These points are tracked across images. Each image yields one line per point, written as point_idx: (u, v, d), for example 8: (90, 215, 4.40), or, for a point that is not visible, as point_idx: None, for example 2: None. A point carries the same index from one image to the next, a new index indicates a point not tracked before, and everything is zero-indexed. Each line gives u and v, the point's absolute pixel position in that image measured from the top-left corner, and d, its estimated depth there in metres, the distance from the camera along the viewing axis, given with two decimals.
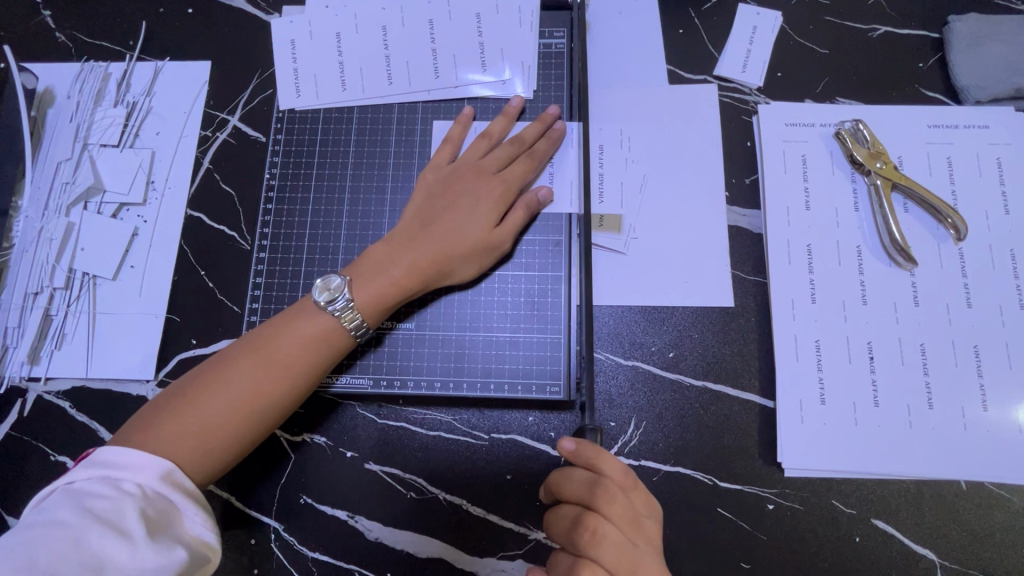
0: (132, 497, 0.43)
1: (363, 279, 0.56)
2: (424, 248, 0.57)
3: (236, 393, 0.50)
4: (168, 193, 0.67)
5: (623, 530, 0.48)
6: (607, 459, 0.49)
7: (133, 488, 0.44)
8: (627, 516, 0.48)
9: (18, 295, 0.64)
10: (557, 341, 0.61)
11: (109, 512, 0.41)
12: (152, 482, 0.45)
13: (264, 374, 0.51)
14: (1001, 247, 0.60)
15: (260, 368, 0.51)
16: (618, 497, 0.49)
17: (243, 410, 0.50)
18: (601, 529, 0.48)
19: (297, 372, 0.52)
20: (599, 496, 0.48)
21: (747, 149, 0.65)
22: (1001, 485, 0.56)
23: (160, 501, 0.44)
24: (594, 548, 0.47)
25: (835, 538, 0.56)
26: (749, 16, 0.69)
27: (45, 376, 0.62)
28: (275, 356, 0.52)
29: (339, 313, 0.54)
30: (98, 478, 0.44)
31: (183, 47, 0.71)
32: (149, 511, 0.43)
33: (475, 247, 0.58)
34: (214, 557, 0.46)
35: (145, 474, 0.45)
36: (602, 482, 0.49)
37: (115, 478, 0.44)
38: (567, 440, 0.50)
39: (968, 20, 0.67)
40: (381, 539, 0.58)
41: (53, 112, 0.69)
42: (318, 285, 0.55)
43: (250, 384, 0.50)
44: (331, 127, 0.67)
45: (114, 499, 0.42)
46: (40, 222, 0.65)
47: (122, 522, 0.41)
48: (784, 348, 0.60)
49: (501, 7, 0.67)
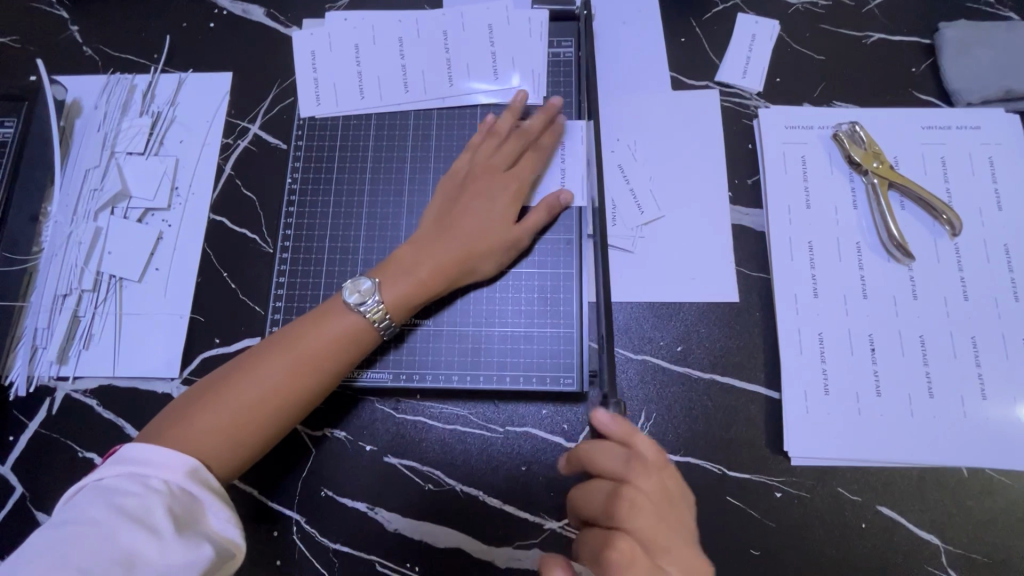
0: (159, 494, 0.44)
1: (390, 280, 0.58)
2: (445, 248, 0.60)
3: (266, 389, 0.52)
4: (192, 199, 0.69)
5: (657, 503, 0.49)
6: (639, 435, 0.51)
7: (160, 485, 0.45)
8: (659, 489, 0.50)
9: (48, 297, 0.66)
10: (569, 336, 0.63)
11: (138, 510, 0.43)
12: (179, 479, 0.46)
13: (290, 371, 0.53)
14: (995, 242, 0.63)
15: (286, 365, 0.53)
16: (649, 472, 0.50)
17: (272, 405, 0.52)
18: (638, 501, 0.48)
19: (322, 369, 0.54)
20: (635, 469, 0.49)
21: (749, 151, 0.68)
22: (1001, 472, 0.58)
23: (186, 498, 0.46)
24: (631, 518, 0.48)
25: (842, 525, 0.58)
26: (748, 25, 0.72)
27: (73, 375, 0.64)
28: (301, 354, 0.54)
29: (369, 313, 0.56)
30: (125, 474, 0.46)
31: (206, 59, 0.74)
32: (176, 509, 0.44)
33: (495, 246, 0.61)
34: (238, 553, 0.47)
35: (171, 471, 0.46)
36: (637, 456, 0.50)
37: (143, 474, 0.46)
38: (602, 412, 0.51)
39: (958, 26, 0.70)
40: (400, 530, 0.60)
41: (81, 122, 0.72)
42: (348, 286, 0.57)
43: (279, 381, 0.52)
44: (349, 133, 0.70)
45: (142, 497, 0.44)
46: (69, 227, 0.68)
47: (151, 519, 0.43)
48: (788, 341, 0.62)
49: (512, 18, 0.70)
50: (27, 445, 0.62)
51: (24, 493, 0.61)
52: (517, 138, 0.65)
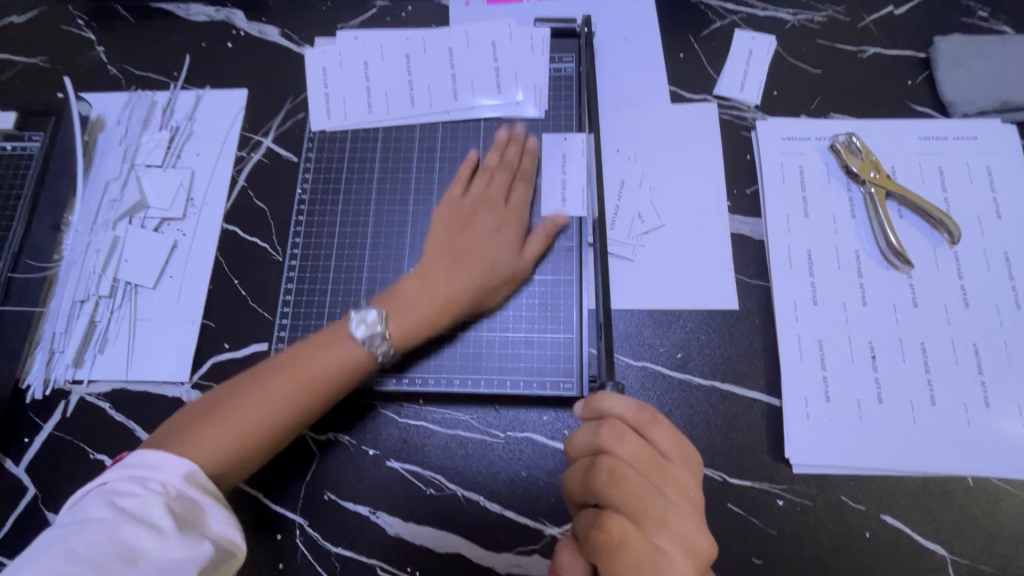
0: (159, 495, 0.45)
1: (397, 313, 0.59)
2: (454, 281, 0.61)
3: (271, 401, 0.53)
4: (206, 209, 0.72)
5: (641, 471, 0.47)
6: (616, 400, 0.50)
7: (160, 487, 0.46)
8: (642, 454, 0.48)
9: (67, 303, 0.69)
10: (569, 341, 0.64)
11: (139, 510, 0.44)
12: (177, 482, 0.47)
13: (296, 386, 0.54)
14: (995, 250, 0.63)
15: (292, 383, 0.54)
16: (629, 436, 0.49)
17: (275, 418, 0.53)
18: (617, 468, 0.47)
19: (327, 386, 0.56)
20: (611, 437, 0.48)
21: (747, 162, 0.69)
22: (1007, 481, 0.57)
23: (185, 500, 0.46)
24: (611, 488, 0.46)
25: (846, 534, 0.57)
26: (745, 40, 0.74)
27: (87, 379, 0.66)
28: (307, 371, 0.55)
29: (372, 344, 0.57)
30: (128, 477, 0.46)
31: (222, 77, 0.77)
32: (175, 509, 0.45)
33: (499, 279, 0.63)
34: (238, 553, 0.47)
35: (170, 474, 0.47)
36: (612, 423, 0.49)
37: (144, 477, 0.46)
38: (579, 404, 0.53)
39: (953, 40, 0.71)
40: (401, 535, 0.60)
41: (103, 136, 0.75)
42: (357, 317, 0.58)
43: (284, 394, 0.54)
44: (358, 146, 0.72)
45: (142, 497, 0.44)
46: (89, 236, 0.71)
47: (150, 519, 0.43)
48: (788, 349, 0.62)
49: (515, 36, 0.73)
50: (41, 447, 0.64)
51: (35, 493, 0.63)
52: (518, 170, 0.68)
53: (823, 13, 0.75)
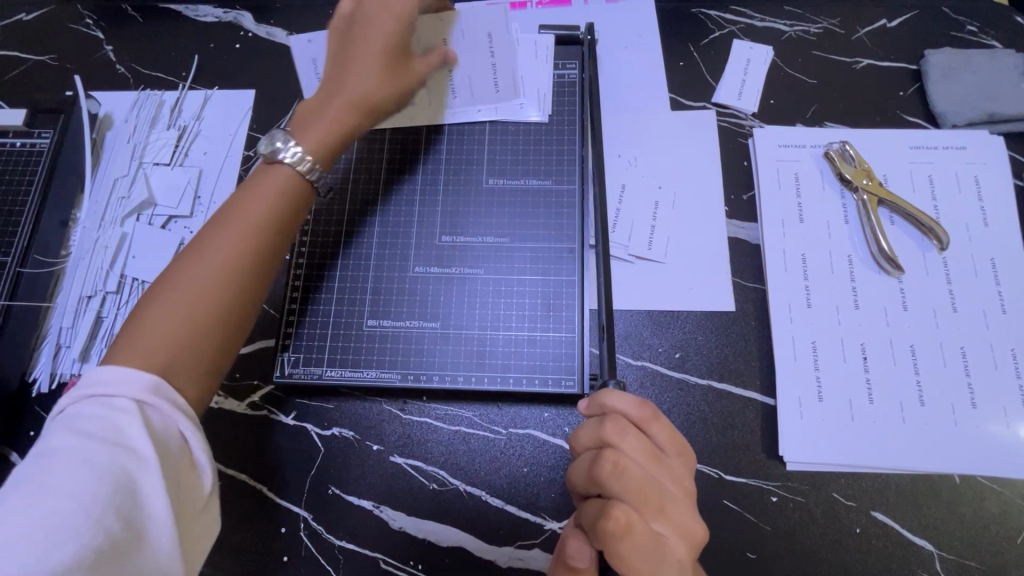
0: (126, 413, 0.42)
1: (305, 133, 0.57)
2: (341, 106, 0.58)
3: (209, 273, 0.48)
4: (213, 207, 0.73)
5: (644, 464, 0.49)
6: (620, 396, 0.51)
7: (124, 402, 0.42)
8: (645, 448, 0.49)
9: (74, 298, 0.69)
10: (571, 340, 0.65)
11: (108, 432, 0.41)
12: (141, 394, 0.43)
13: (229, 236, 0.50)
14: (982, 256, 0.65)
15: (229, 236, 0.50)
16: (631, 430, 0.50)
17: (220, 283, 0.48)
18: (622, 461, 0.48)
19: (283, 198, 0.53)
20: (612, 432, 0.49)
21: (744, 168, 0.71)
22: (993, 479, 0.59)
23: (154, 414, 0.43)
24: (617, 481, 0.48)
25: (837, 529, 0.59)
26: (743, 50, 0.76)
27: (94, 373, 0.67)
28: (233, 225, 0.50)
29: (293, 160, 0.54)
30: (88, 398, 0.43)
31: (230, 78, 0.78)
32: (148, 427, 0.42)
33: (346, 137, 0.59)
34: (209, 469, 0.45)
35: (131, 386, 0.43)
36: (616, 418, 0.50)
37: (104, 396, 0.42)
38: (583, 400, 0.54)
39: (943, 53, 0.73)
40: (404, 528, 0.61)
41: (112, 134, 0.76)
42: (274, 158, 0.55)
43: (225, 242, 0.50)
44: (364, 147, 0.73)
45: (109, 419, 0.41)
46: (97, 232, 0.71)
47: (123, 442, 0.41)
48: (783, 350, 0.64)
49: (520, 41, 0.74)
50: None
51: None
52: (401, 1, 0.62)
53: (819, 25, 0.77)
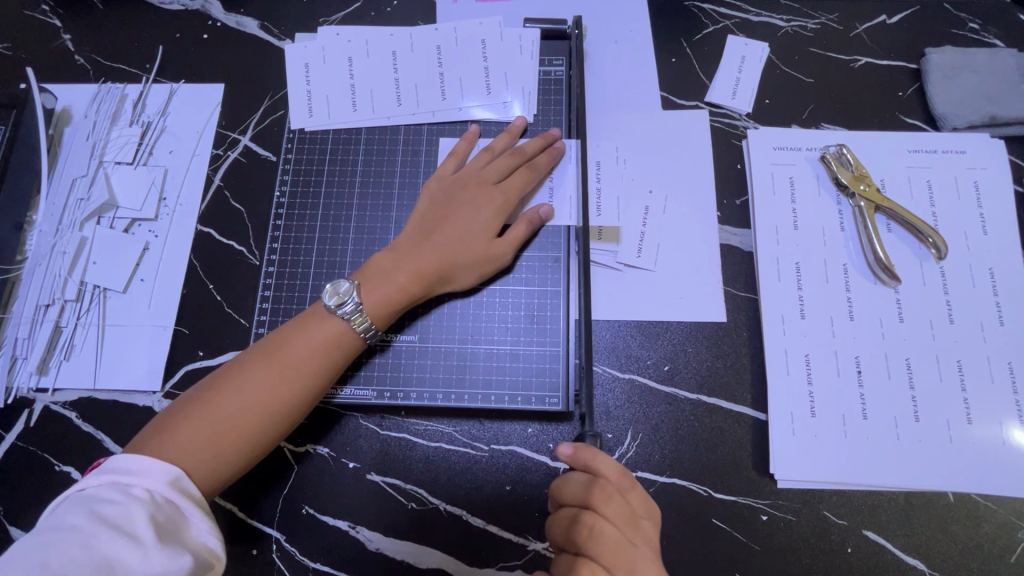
0: (142, 502, 0.43)
1: (369, 286, 0.58)
2: (420, 256, 0.59)
3: (253, 393, 0.51)
4: (179, 210, 0.69)
5: (621, 529, 0.50)
6: (603, 460, 0.52)
7: (143, 493, 0.44)
8: (624, 515, 0.51)
9: (30, 307, 0.66)
10: (555, 354, 0.63)
11: (120, 517, 0.42)
12: (162, 488, 0.45)
13: (278, 364, 0.53)
14: (981, 266, 0.63)
15: (280, 363, 0.53)
16: (614, 497, 0.51)
17: (259, 405, 0.51)
18: (601, 526, 0.50)
19: (302, 381, 0.53)
20: (597, 496, 0.51)
21: (737, 171, 0.68)
22: (987, 497, 0.58)
23: (169, 508, 0.45)
24: (594, 545, 0.49)
25: (828, 548, 0.57)
26: (738, 46, 0.72)
27: (53, 387, 0.63)
28: (290, 358, 0.53)
29: (348, 317, 0.56)
30: (108, 483, 0.45)
31: (197, 71, 0.74)
32: (159, 517, 0.43)
33: (454, 262, 0.60)
34: (217, 562, 0.46)
35: (154, 479, 0.45)
36: (599, 482, 0.51)
37: (125, 483, 0.45)
38: (567, 445, 0.53)
39: (945, 52, 0.71)
40: (382, 550, 0.59)
41: (70, 130, 0.72)
42: (328, 289, 0.57)
43: (274, 373, 0.52)
44: (339, 147, 0.70)
45: (124, 505, 0.43)
46: (54, 236, 0.67)
47: (132, 527, 0.42)
48: (775, 363, 0.62)
49: (505, 35, 0.70)
50: (3, 457, 0.61)
51: None
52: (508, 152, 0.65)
53: (817, 21, 0.74)
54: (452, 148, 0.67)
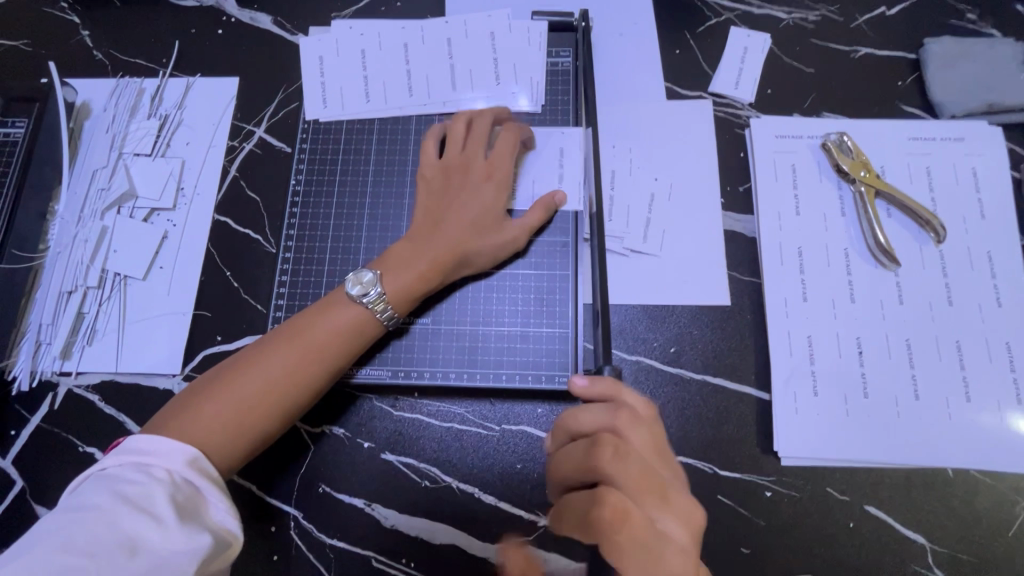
0: (162, 483, 0.45)
1: (391, 273, 0.59)
2: (438, 244, 0.61)
3: (272, 374, 0.53)
4: (196, 200, 0.71)
5: (645, 455, 0.49)
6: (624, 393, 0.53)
7: (162, 474, 0.45)
8: (647, 441, 0.50)
9: (53, 294, 0.68)
10: (564, 335, 0.65)
11: (141, 496, 0.43)
12: (181, 469, 0.46)
13: (296, 347, 0.54)
14: (979, 250, 0.65)
15: (296, 348, 0.54)
16: (635, 422, 0.51)
17: (277, 387, 0.53)
18: (624, 445, 0.49)
19: (319, 364, 0.55)
20: (620, 418, 0.51)
21: (740, 159, 0.70)
22: (986, 473, 0.59)
23: (188, 489, 0.46)
24: (619, 463, 0.48)
25: (831, 523, 0.59)
26: (740, 37, 0.74)
27: (75, 370, 0.65)
28: (307, 342, 0.55)
29: (371, 305, 0.58)
30: (128, 464, 0.46)
31: (213, 65, 0.76)
32: (178, 497, 0.45)
33: (471, 249, 0.62)
34: (235, 544, 0.46)
35: (173, 460, 0.47)
36: (620, 407, 0.52)
37: (146, 464, 0.46)
38: (581, 377, 0.54)
39: (944, 42, 0.72)
40: (396, 526, 0.61)
41: (90, 123, 0.74)
42: (351, 278, 0.58)
43: (292, 356, 0.54)
44: (352, 137, 0.71)
45: (145, 485, 0.44)
46: (76, 226, 0.69)
47: (153, 506, 0.43)
48: (778, 345, 0.63)
49: (512, 27, 0.73)
50: (27, 438, 0.63)
51: (23, 486, 0.62)
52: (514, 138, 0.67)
53: (817, 12, 0.75)
54: (447, 129, 0.68)
